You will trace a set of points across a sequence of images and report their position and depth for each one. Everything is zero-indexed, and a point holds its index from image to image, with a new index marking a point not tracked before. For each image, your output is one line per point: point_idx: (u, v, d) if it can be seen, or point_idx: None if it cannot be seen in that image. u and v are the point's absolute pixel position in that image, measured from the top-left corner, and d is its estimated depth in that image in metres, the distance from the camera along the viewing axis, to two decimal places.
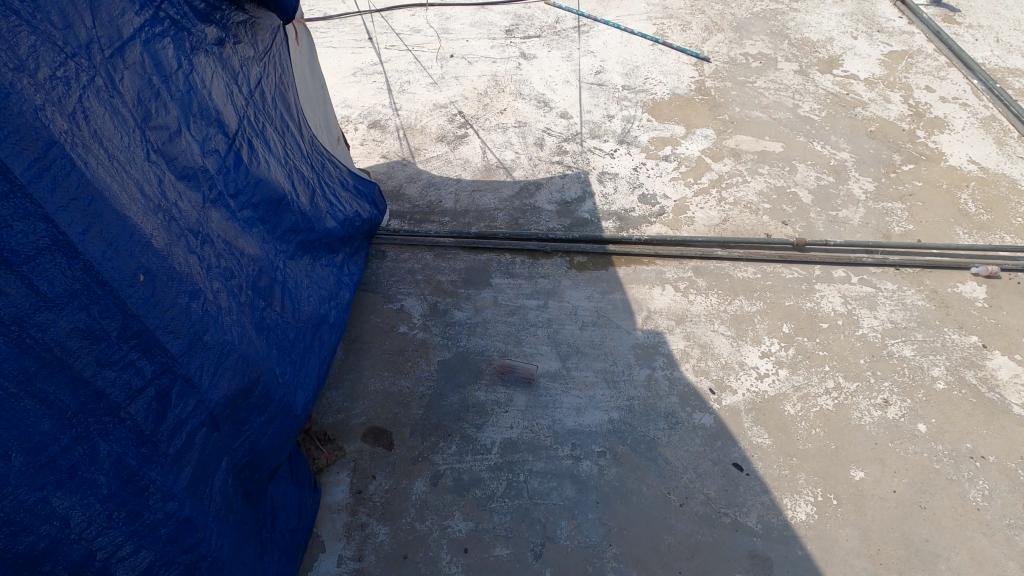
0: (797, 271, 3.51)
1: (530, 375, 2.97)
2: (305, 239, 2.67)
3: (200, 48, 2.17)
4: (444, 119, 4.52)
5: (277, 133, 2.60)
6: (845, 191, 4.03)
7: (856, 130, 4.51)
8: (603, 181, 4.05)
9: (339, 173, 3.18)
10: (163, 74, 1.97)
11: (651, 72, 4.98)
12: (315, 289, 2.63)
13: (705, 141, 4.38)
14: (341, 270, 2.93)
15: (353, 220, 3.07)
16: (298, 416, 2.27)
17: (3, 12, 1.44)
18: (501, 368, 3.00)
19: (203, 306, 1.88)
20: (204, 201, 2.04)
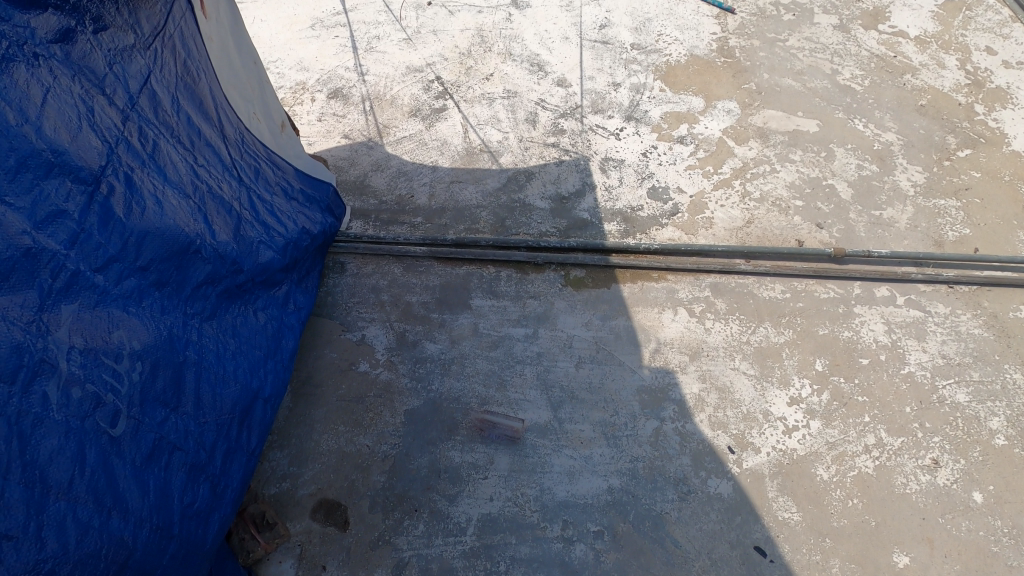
0: (833, 290, 2.97)
1: (514, 434, 2.48)
2: (223, 294, 2.18)
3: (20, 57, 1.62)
4: (419, 87, 3.80)
5: (170, 154, 2.06)
6: (891, 183, 3.41)
7: (904, 103, 3.82)
8: (606, 169, 3.41)
9: (277, 183, 2.61)
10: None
11: (665, 27, 4.19)
12: (240, 352, 2.18)
13: (728, 117, 3.70)
14: (283, 310, 2.47)
15: (295, 244, 2.55)
16: (208, 546, 1.89)
17: None
18: (479, 424, 2.50)
19: (22, 486, 1.42)
20: (32, 311, 1.54)
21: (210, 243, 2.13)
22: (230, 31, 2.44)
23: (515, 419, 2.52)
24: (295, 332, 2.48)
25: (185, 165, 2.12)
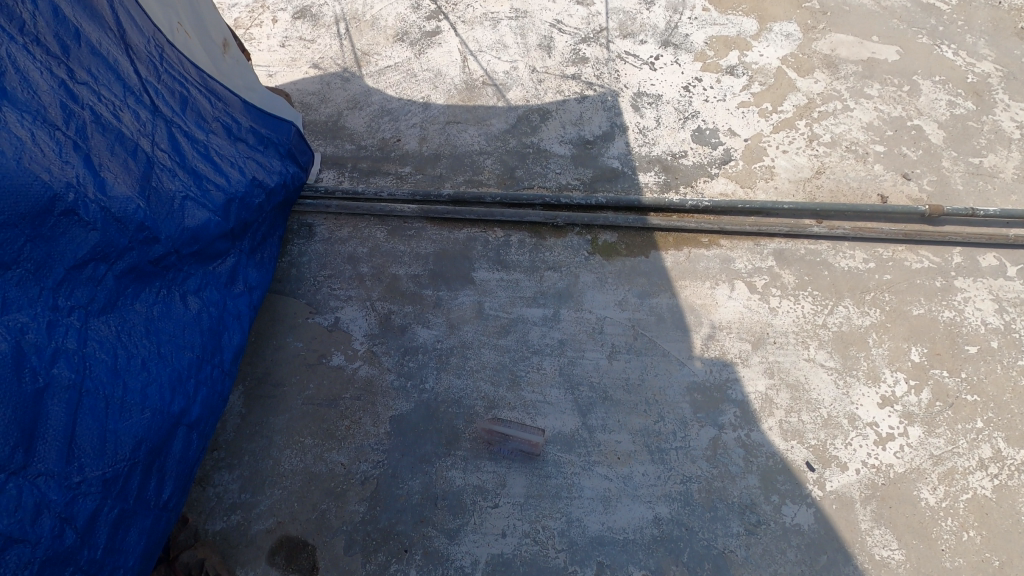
0: (928, 258, 2.37)
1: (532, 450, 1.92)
2: (121, 286, 1.60)
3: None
4: (405, 5, 3.07)
5: (22, 83, 1.44)
6: (991, 124, 2.76)
7: (1001, 25, 3.11)
8: (640, 107, 2.75)
9: (212, 122, 1.96)
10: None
11: None
12: (153, 351, 1.62)
13: (787, 43, 3.00)
14: (227, 288, 1.89)
15: (240, 205, 1.93)
16: None
17: None
18: (487, 435, 1.94)
19: None
20: None
21: (92, 199, 1.53)
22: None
23: (536, 430, 1.96)
24: (244, 321, 1.91)
25: (51, 86, 1.51)
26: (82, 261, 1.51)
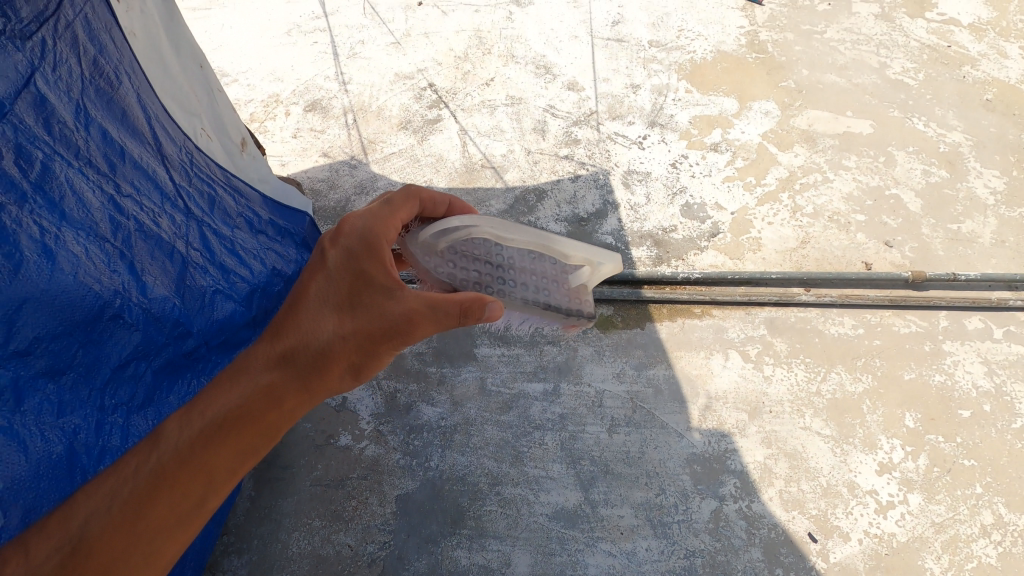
0: (916, 323, 2.45)
1: (569, 312, 1.64)
2: (166, 362, 1.70)
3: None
4: (409, 96, 3.32)
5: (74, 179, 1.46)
6: (966, 191, 2.91)
7: (968, 99, 3.33)
8: (630, 184, 2.91)
9: (241, 210, 2.09)
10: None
11: (686, 21, 3.73)
12: None
13: (766, 119, 3.20)
14: None
15: (262, 290, 2.05)
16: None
17: None
18: (464, 250, 1.63)
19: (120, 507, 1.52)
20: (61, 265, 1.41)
21: (136, 301, 1.59)
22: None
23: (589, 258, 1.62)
24: None
25: (91, 185, 1.51)
26: (125, 360, 1.58)
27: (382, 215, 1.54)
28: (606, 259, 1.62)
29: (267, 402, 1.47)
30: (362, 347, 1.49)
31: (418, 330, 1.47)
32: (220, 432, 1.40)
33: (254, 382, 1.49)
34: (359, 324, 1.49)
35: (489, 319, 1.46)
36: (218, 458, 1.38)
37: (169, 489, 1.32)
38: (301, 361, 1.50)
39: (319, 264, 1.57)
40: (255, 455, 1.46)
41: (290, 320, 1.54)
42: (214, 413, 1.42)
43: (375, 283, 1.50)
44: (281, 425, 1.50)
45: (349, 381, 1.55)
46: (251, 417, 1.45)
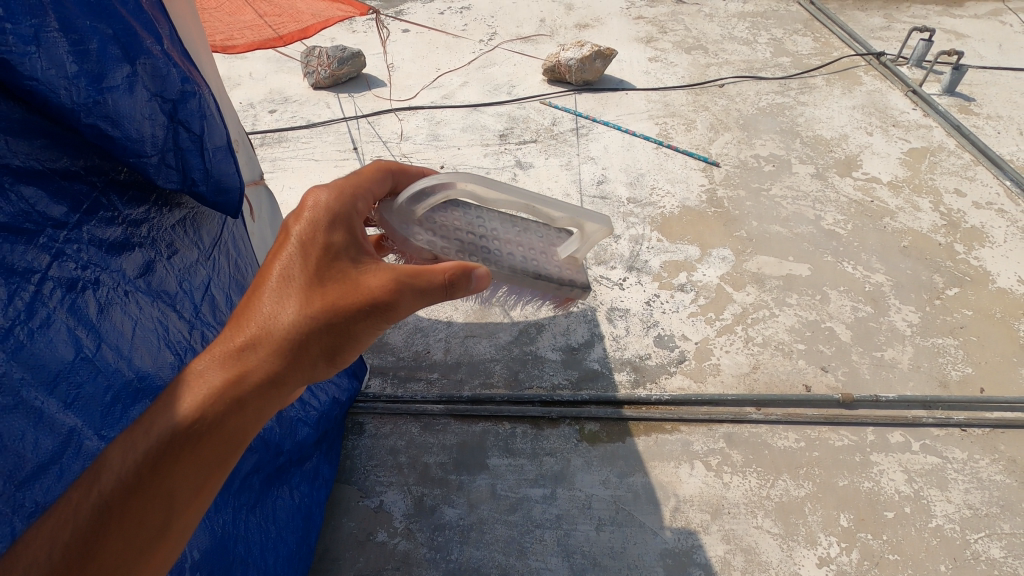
0: (848, 437, 3.00)
1: (561, 283, 1.89)
2: (271, 472, 2.30)
3: (102, 289, 1.42)
4: None
5: None
6: (888, 324, 3.57)
7: (888, 245, 4.10)
8: (613, 319, 3.57)
9: None
10: (17, 318, 1.21)
11: (657, 181, 4.60)
12: (279, 542, 2.26)
13: (724, 263, 3.94)
14: (314, 482, 2.55)
15: (330, 412, 2.68)
16: None
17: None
18: (446, 220, 1.85)
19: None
20: None
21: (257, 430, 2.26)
22: (266, 198, 2.55)
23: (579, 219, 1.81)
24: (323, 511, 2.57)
25: None
26: (250, 473, 2.17)
27: (345, 192, 1.60)
28: (594, 221, 1.80)
29: (227, 405, 1.22)
30: (340, 326, 1.36)
31: (401, 300, 1.42)
32: (180, 445, 1.16)
33: (206, 387, 1.22)
34: (335, 302, 1.37)
35: (474, 287, 1.56)
36: (185, 471, 1.17)
37: (133, 510, 1.11)
38: (268, 350, 1.30)
39: (280, 247, 1.45)
40: (224, 466, 1.24)
41: (245, 311, 1.34)
42: (162, 426, 1.16)
43: (345, 259, 1.46)
44: (247, 432, 1.26)
45: (324, 367, 1.38)
46: (210, 426, 1.19)
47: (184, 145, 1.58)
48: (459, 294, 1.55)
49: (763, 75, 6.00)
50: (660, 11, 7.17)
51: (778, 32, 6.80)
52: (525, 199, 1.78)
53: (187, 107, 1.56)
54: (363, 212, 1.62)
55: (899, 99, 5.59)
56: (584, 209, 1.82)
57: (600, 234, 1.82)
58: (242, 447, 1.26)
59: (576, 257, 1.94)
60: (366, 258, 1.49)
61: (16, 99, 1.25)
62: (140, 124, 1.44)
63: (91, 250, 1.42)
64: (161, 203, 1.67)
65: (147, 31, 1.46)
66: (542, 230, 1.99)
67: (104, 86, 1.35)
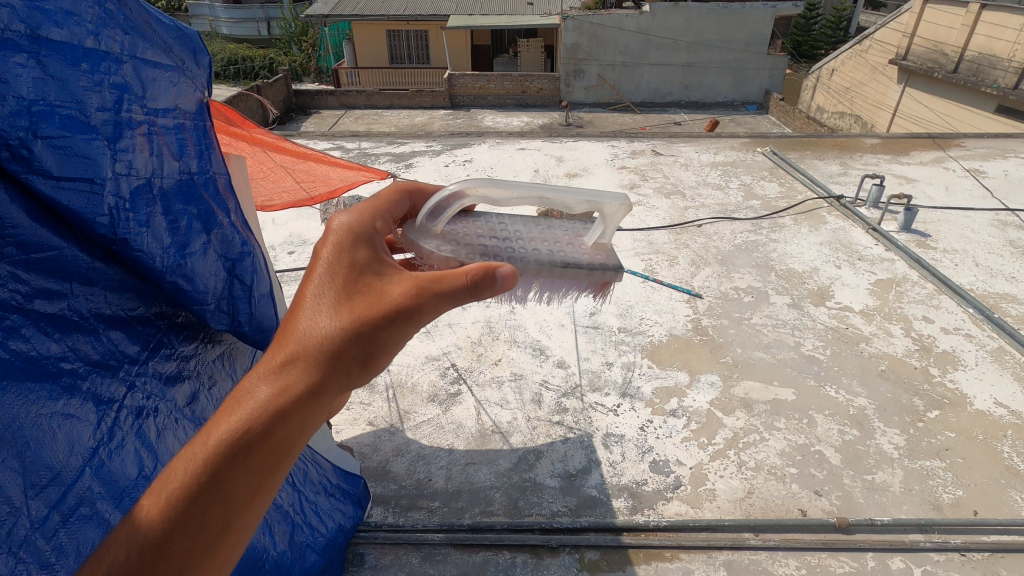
0: (848, 563, 3.01)
1: (591, 269, 1.82)
2: None
3: (160, 415, 1.65)
4: (436, 373, 4.25)
5: None
6: (875, 447, 3.69)
7: (867, 370, 4.32)
8: (608, 445, 3.69)
9: (322, 476, 2.89)
10: (101, 438, 1.44)
11: (646, 312, 4.93)
12: None
13: (712, 389, 4.14)
14: None
15: (335, 537, 2.73)
16: None
17: (48, 461, 1.27)
18: (466, 232, 1.83)
19: None
20: None
21: (271, 554, 2.34)
22: None
23: (593, 198, 1.79)
24: None
25: None
26: None
27: (365, 212, 1.59)
28: (607, 198, 1.79)
29: (273, 417, 1.21)
30: (370, 335, 1.32)
31: (426, 306, 1.37)
32: (231, 459, 1.16)
33: (253, 402, 1.22)
34: (363, 313, 1.34)
35: (499, 287, 1.49)
36: (237, 482, 1.18)
37: (189, 522, 1.12)
38: (306, 363, 1.28)
39: (309, 267, 1.42)
40: (273, 475, 1.25)
41: (282, 327, 1.33)
42: (213, 441, 1.16)
43: (372, 272, 1.43)
44: (295, 441, 1.26)
45: (360, 374, 1.35)
46: (258, 439, 1.19)
47: (237, 294, 1.96)
48: (486, 294, 1.47)
49: (736, 216, 6.63)
50: (641, 163, 8.07)
51: (746, 179, 7.60)
52: (536, 192, 1.78)
53: (243, 265, 2.00)
54: (384, 228, 1.60)
55: (862, 235, 6.15)
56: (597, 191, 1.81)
57: (620, 211, 1.81)
58: (290, 457, 1.26)
59: (604, 243, 1.91)
60: (391, 269, 1.46)
61: (123, 264, 1.60)
62: (207, 279, 1.81)
63: (153, 382, 1.66)
64: (206, 340, 1.93)
65: (220, 211, 1.96)
66: (564, 228, 1.98)
67: (187, 252, 1.75)
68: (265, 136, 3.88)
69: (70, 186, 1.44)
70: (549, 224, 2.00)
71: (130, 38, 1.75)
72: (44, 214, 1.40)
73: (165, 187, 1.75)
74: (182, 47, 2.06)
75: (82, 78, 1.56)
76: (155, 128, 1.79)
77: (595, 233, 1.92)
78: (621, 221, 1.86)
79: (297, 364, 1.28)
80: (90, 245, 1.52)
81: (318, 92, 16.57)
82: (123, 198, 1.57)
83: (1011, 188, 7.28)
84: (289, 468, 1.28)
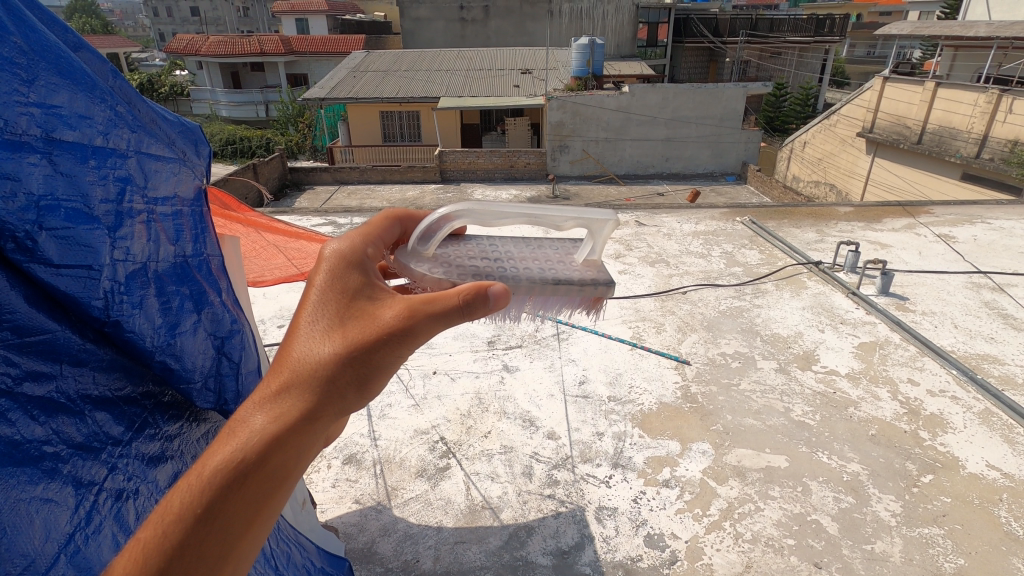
0: None
1: (584, 284, 1.88)
2: None
3: (140, 498, 1.61)
4: (425, 447, 4.18)
5: None
6: (871, 514, 3.63)
7: (857, 434, 4.32)
8: (601, 518, 3.61)
9: (306, 559, 2.76)
10: (79, 523, 1.40)
11: (634, 379, 4.93)
12: None
13: (704, 458, 4.10)
14: None
15: None
16: None
17: (24, 548, 1.24)
18: (457, 255, 1.93)
19: None
20: None
21: None
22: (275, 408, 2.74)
23: (583, 216, 1.90)
24: None
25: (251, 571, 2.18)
26: None
27: (357, 239, 1.65)
28: (596, 214, 1.90)
29: (268, 444, 1.27)
30: (363, 358, 1.38)
31: (419, 327, 1.41)
32: (228, 485, 1.22)
33: (250, 430, 1.28)
34: (356, 338, 1.40)
35: (493, 304, 1.52)
36: (234, 508, 1.23)
37: (188, 552, 1.17)
38: (301, 389, 1.34)
39: (303, 295, 1.48)
40: (270, 502, 1.30)
41: (278, 355, 1.39)
42: (209, 469, 1.22)
43: (364, 296, 1.49)
44: (291, 467, 1.32)
45: (356, 396, 1.40)
46: (255, 465, 1.25)
47: (224, 371, 2.03)
48: (479, 313, 1.50)
49: (719, 283, 6.78)
50: (625, 233, 8.31)
51: (728, 247, 7.83)
52: (526, 212, 1.87)
53: (231, 343, 2.09)
54: (375, 255, 1.65)
55: (842, 298, 6.31)
56: (585, 209, 1.92)
57: (608, 226, 1.91)
58: (286, 483, 1.31)
59: (593, 259, 2.02)
60: (383, 293, 1.51)
61: (115, 345, 1.65)
62: (196, 357, 1.89)
63: (136, 463, 1.63)
64: (192, 418, 1.92)
65: (212, 291, 2.05)
66: (555, 247, 2.12)
67: (178, 331, 1.82)
68: (259, 218, 4.04)
69: (70, 273, 1.51)
70: (539, 245, 2.14)
71: (136, 135, 1.89)
72: (42, 300, 1.46)
73: (161, 270, 1.83)
74: (183, 140, 2.20)
75: (89, 173, 1.66)
76: (155, 216, 1.88)
77: (585, 250, 2.03)
78: (609, 237, 1.96)
79: (291, 391, 1.34)
80: (83, 327, 1.56)
81: (312, 169, 17.13)
82: (119, 282, 1.65)
83: (981, 251, 7.55)
84: (286, 494, 1.33)
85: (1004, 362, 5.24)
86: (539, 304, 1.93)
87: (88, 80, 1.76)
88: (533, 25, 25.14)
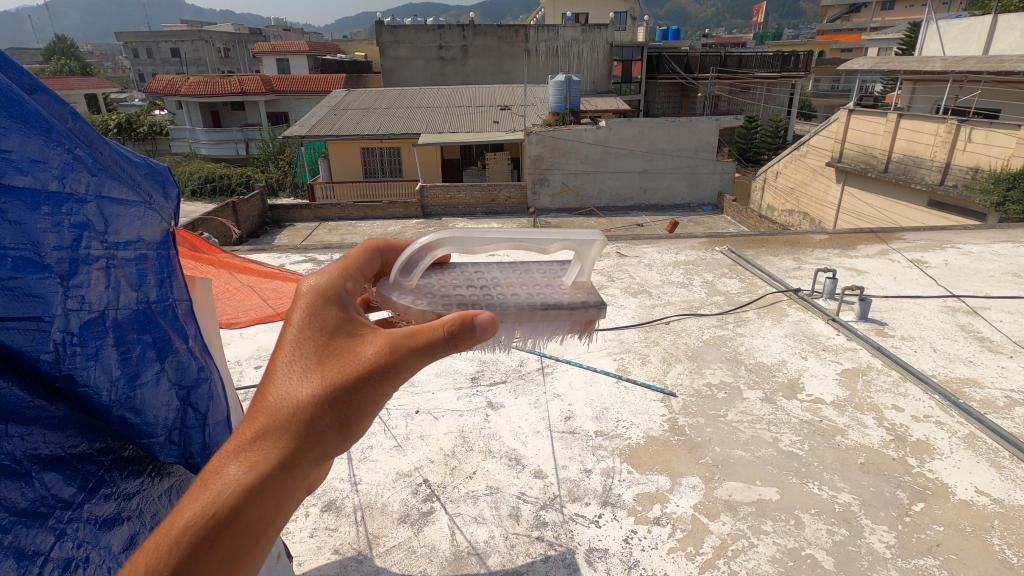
0: None
1: (575, 307, 1.83)
2: None
3: (91, 566, 1.47)
4: (408, 491, 4.04)
5: None
6: (866, 547, 3.57)
7: (846, 462, 4.29)
8: (592, 561, 3.49)
9: None
10: None
11: (621, 413, 4.85)
12: None
13: (694, 492, 4.01)
14: None
15: None
16: None
17: None
18: (442, 285, 1.88)
19: None
20: None
21: None
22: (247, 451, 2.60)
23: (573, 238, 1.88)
24: None
25: None
26: None
27: (336, 272, 1.58)
28: (584, 234, 1.88)
29: (243, 495, 1.20)
30: (344, 398, 1.31)
31: (402, 361, 1.34)
32: (199, 543, 1.14)
33: (223, 482, 1.20)
34: (336, 377, 1.32)
35: (481, 334, 1.44)
36: (206, 568, 1.15)
37: None
38: (278, 435, 1.27)
39: (279, 336, 1.41)
40: (246, 558, 1.22)
41: (254, 399, 1.32)
42: (179, 526, 1.14)
43: (345, 333, 1.41)
44: (269, 519, 1.24)
45: (338, 438, 1.33)
46: (228, 520, 1.17)
47: (190, 423, 1.93)
48: (466, 344, 1.42)
49: (702, 312, 6.80)
50: (607, 265, 8.35)
51: (708, 276, 7.89)
52: (511, 237, 1.83)
53: (198, 393, 1.99)
54: (355, 288, 1.59)
55: (823, 325, 6.36)
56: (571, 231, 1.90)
57: (594, 248, 1.90)
58: (264, 535, 1.23)
59: (582, 282, 1.99)
60: (364, 329, 1.44)
61: (67, 400, 1.55)
62: (158, 410, 1.79)
63: (87, 527, 1.50)
64: (154, 473, 1.80)
65: (177, 338, 1.96)
66: (542, 271, 2.09)
67: (138, 382, 1.73)
68: (233, 258, 3.90)
69: (16, 325, 1.44)
70: (527, 270, 2.11)
71: (96, 178, 1.82)
72: None
73: (120, 317, 1.75)
74: (149, 181, 2.13)
75: (41, 220, 1.59)
76: (115, 261, 1.81)
77: (573, 272, 2.00)
78: (596, 259, 1.94)
79: (267, 439, 1.26)
80: (32, 382, 1.47)
81: (292, 206, 17.09)
82: (72, 333, 1.56)
83: (954, 275, 7.72)
84: (264, 549, 1.24)
85: (984, 384, 5.29)
86: (531, 332, 1.87)
87: (43, 122, 1.70)
88: (511, 63, 25.70)
